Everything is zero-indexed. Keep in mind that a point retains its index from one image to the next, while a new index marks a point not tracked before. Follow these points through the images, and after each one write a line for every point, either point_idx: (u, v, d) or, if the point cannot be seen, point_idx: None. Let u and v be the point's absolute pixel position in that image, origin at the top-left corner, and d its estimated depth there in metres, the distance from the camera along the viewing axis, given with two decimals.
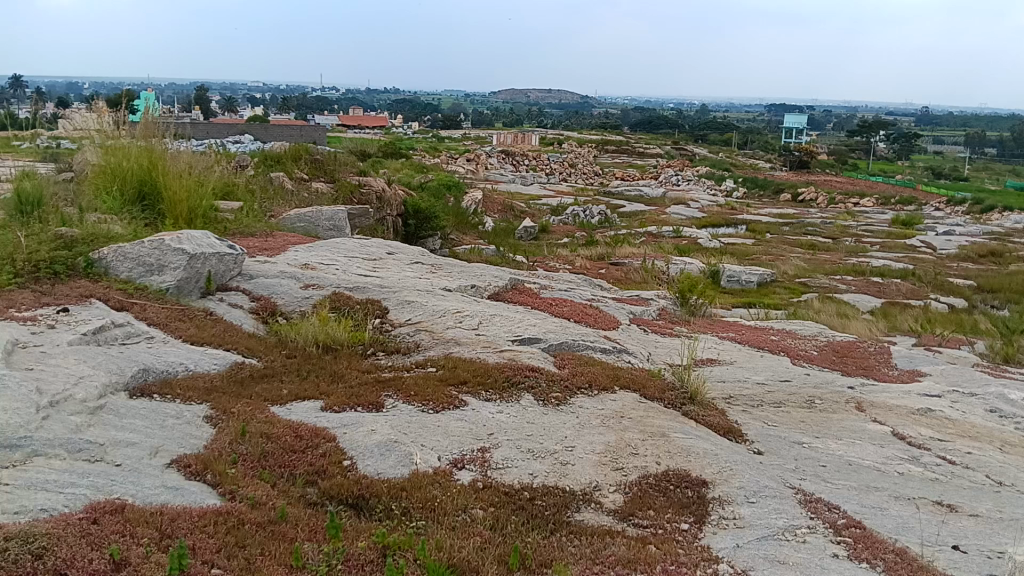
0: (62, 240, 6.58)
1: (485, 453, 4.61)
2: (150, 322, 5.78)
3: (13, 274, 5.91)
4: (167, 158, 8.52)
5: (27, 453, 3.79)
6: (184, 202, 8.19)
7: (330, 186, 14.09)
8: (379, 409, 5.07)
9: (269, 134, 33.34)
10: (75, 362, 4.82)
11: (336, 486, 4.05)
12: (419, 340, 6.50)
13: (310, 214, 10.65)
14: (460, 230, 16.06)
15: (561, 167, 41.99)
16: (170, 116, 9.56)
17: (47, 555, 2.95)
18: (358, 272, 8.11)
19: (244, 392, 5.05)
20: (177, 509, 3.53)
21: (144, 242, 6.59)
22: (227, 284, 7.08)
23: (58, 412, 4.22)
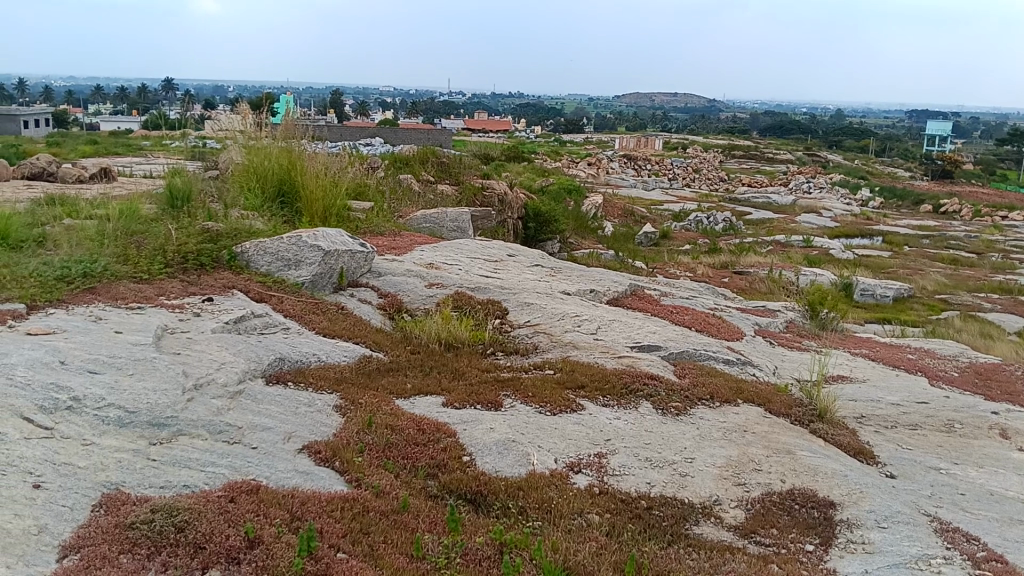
0: (208, 234, 7.02)
1: (602, 458, 4.60)
2: (285, 314, 6.09)
3: (165, 265, 6.36)
4: (305, 158, 8.95)
5: (173, 432, 4.08)
6: (319, 201, 8.57)
7: (454, 188, 14.41)
8: (498, 408, 5.14)
9: (397, 138, 34.40)
10: (218, 349, 5.14)
11: (455, 481, 4.14)
12: (538, 343, 6.55)
13: (435, 215, 10.92)
14: (581, 235, 16.04)
15: (683, 172, 41.29)
16: (307, 118, 10.04)
17: (188, 528, 3.17)
18: (480, 273, 8.26)
19: (371, 384, 5.24)
20: (307, 493, 3.70)
21: (282, 237, 6.90)
22: (357, 280, 7.35)
23: (202, 394, 4.51)
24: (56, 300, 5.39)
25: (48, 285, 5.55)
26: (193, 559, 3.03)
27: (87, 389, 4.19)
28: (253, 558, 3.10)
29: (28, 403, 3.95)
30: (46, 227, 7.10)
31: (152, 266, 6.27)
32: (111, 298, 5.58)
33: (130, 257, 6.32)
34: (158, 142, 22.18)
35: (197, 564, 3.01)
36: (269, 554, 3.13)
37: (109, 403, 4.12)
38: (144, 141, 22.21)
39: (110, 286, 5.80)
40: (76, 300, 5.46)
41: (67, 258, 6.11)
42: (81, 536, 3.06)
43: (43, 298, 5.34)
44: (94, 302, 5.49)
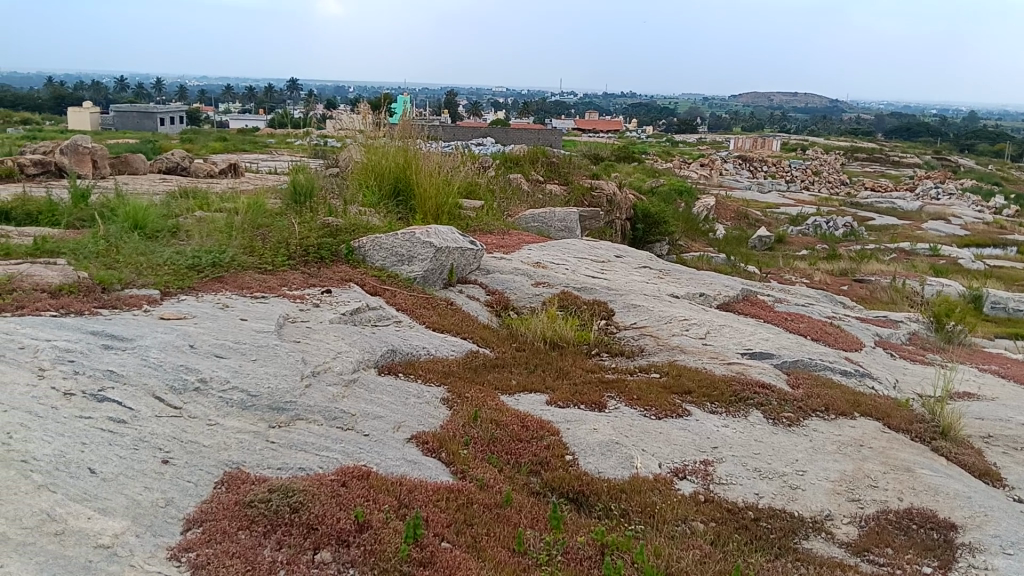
0: (327, 229, 7.32)
1: (708, 466, 4.53)
2: (398, 307, 6.28)
3: (287, 257, 6.67)
4: (420, 156, 9.19)
5: (291, 416, 4.29)
6: (432, 199, 8.79)
7: (563, 188, 14.46)
8: (602, 409, 5.14)
9: (508, 138, 34.72)
10: (334, 338, 5.36)
11: (558, 479, 4.16)
12: (644, 345, 6.50)
13: (543, 214, 11.00)
14: (690, 238, 15.77)
15: (800, 175, 39.88)
16: (423, 118, 10.30)
17: (302, 509, 3.33)
18: (587, 273, 8.26)
19: (477, 379, 5.34)
20: (415, 481, 3.82)
21: (397, 233, 7.11)
22: (466, 277, 7.51)
23: (319, 381, 4.72)
24: (188, 287, 5.75)
25: (181, 273, 5.93)
26: (306, 539, 3.18)
27: (213, 371, 4.46)
28: (362, 541, 3.22)
29: (160, 383, 4.24)
30: (180, 218, 7.58)
31: (275, 258, 6.60)
32: (237, 286, 5.91)
33: (255, 249, 6.67)
34: (283, 139, 23.20)
35: (309, 544, 3.16)
36: (377, 539, 3.25)
37: (232, 386, 4.37)
38: (269, 140, 23.33)
39: (237, 275, 6.14)
40: (206, 289, 5.80)
41: (199, 248, 6.51)
42: (205, 510, 3.28)
43: (176, 285, 5.71)
44: (221, 290, 5.82)
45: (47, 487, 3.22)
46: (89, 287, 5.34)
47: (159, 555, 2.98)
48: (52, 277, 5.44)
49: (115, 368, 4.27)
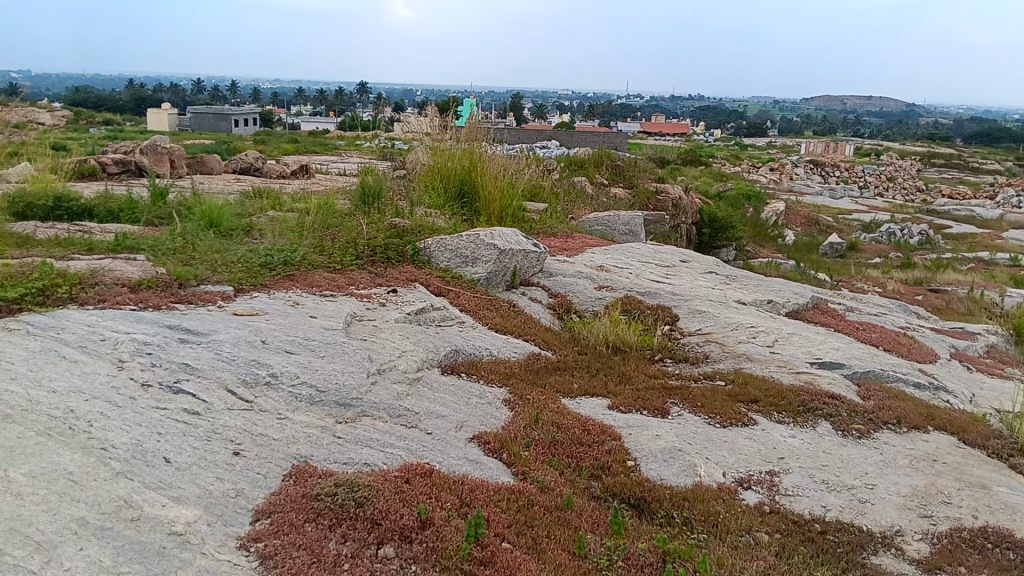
0: (394, 230, 7.45)
1: (774, 476, 4.45)
2: (461, 308, 6.35)
3: (355, 256, 6.81)
4: (485, 159, 9.27)
5: (357, 412, 4.38)
6: (497, 201, 8.89)
7: (628, 192, 14.37)
8: (665, 415, 5.11)
9: (573, 141, 34.68)
10: (400, 337, 5.44)
11: (619, 484, 4.14)
12: (709, 352, 6.42)
13: (607, 217, 10.96)
14: (757, 243, 15.49)
15: (873, 180, 38.77)
16: (489, 120, 10.38)
17: (367, 504, 3.39)
18: (651, 278, 8.20)
19: (539, 381, 5.36)
20: (476, 481, 3.85)
21: (461, 235, 7.18)
22: (529, 279, 7.54)
23: (384, 379, 4.81)
24: (260, 285, 5.91)
25: (254, 270, 6.11)
26: (370, 534, 3.25)
27: (283, 367, 4.58)
28: (424, 538, 3.27)
29: (232, 377, 4.38)
30: (253, 217, 7.80)
31: (344, 257, 6.74)
32: (306, 285, 6.06)
33: (324, 248, 6.82)
34: (352, 141, 23.67)
35: (373, 538, 3.22)
36: (439, 537, 3.29)
37: (301, 381, 4.49)
38: (338, 144, 23.81)
39: (307, 274, 6.29)
40: (277, 286, 5.96)
41: (271, 246, 6.69)
42: (273, 502, 3.37)
43: (249, 282, 5.88)
44: (292, 288, 5.97)
45: (125, 474, 3.36)
46: (167, 282, 5.54)
47: (229, 544, 3.08)
48: (133, 272, 5.67)
49: (190, 361, 4.42)
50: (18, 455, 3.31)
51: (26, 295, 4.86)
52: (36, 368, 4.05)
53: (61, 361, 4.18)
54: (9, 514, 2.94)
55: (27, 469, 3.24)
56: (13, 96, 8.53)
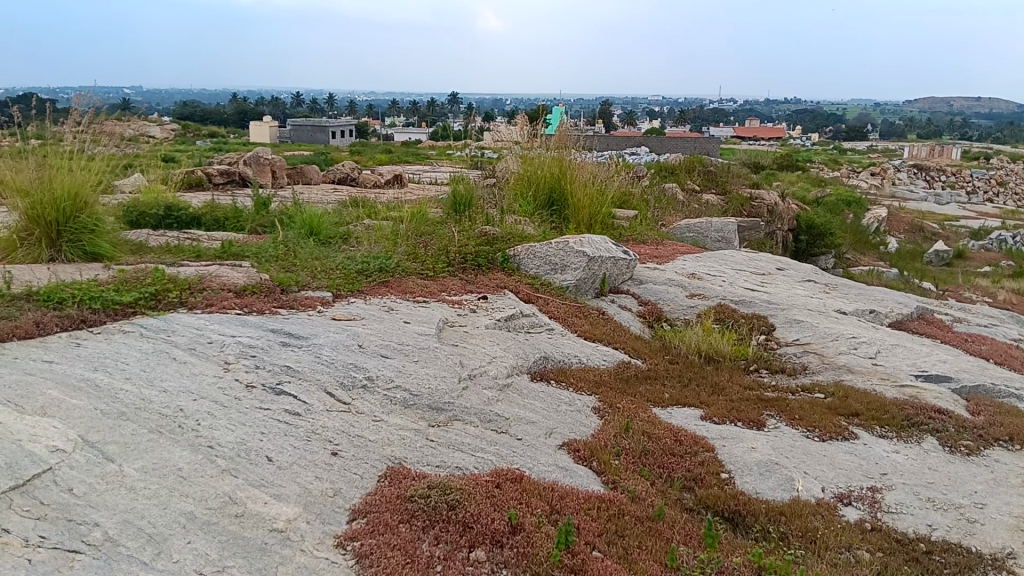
0: (485, 237, 7.53)
1: (876, 493, 4.28)
2: (550, 315, 6.36)
3: (446, 263, 6.92)
4: (575, 166, 9.28)
5: (449, 416, 4.45)
6: (587, 208, 8.87)
7: (721, 199, 14.11)
8: (761, 427, 4.98)
9: (664, 147, 34.36)
10: (490, 343, 5.50)
11: (712, 496, 4.06)
12: (807, 363, 6.23)
13: (699, 224, 10.79)
14: (858, 251, 14.93)
15: (983, 184, 36.83)
16: (579, 128, 10.39)
17: (459, 507, 3.44)
18: (745, 286, 8.03)
19: (630, 390, 5.31)
20: (567, 489, 3.85)
21: (551, 242, 7.20)
22: (619, 287, 7.50)
23: (475, 384, 4.87)
24: (357, 291, 6.08)
25: (351, 277, 6.29)
26: (462, 537, 3.29)
27: (379, 370, 4.70)
28: (515, 543, 3.28)
29: (331, 379, 4.52)
30: (350, 226, 8.03)
31: (436, 264, 6.86)
32: (400, 291, 6.19)
33: (417, 255, 6.96)
34: (444, 151, 24.11)
35: (465, 541, 3.26)
36: (530, 542, 3.30)
37: (396, 385, 4.59)
38: (431, 154, 24.32)
39: (401, 280, 6.44)
40: (372, 292, 6.12)
41: (367, 254, 6.88)
42: (370, 502, 3.46)
43: (346, 288, 6.06)
44: (386, 294, 6.12)
45: (229, 472, 3.51)
46: (270, 288, 5.77)
47: (327, 542, 3.18)
48: (238, 278, 5.94)
49: (291, 364, 4.59)
50: (133, 450, 3.51)
51: (140, 300, 5.15)
52: (149, 369, 4.28)
53: (172, 362, 4.41)
54: (124, 507, 3.11)
55: (140, 464, 3.42)
56: (129, 113, 9.07)
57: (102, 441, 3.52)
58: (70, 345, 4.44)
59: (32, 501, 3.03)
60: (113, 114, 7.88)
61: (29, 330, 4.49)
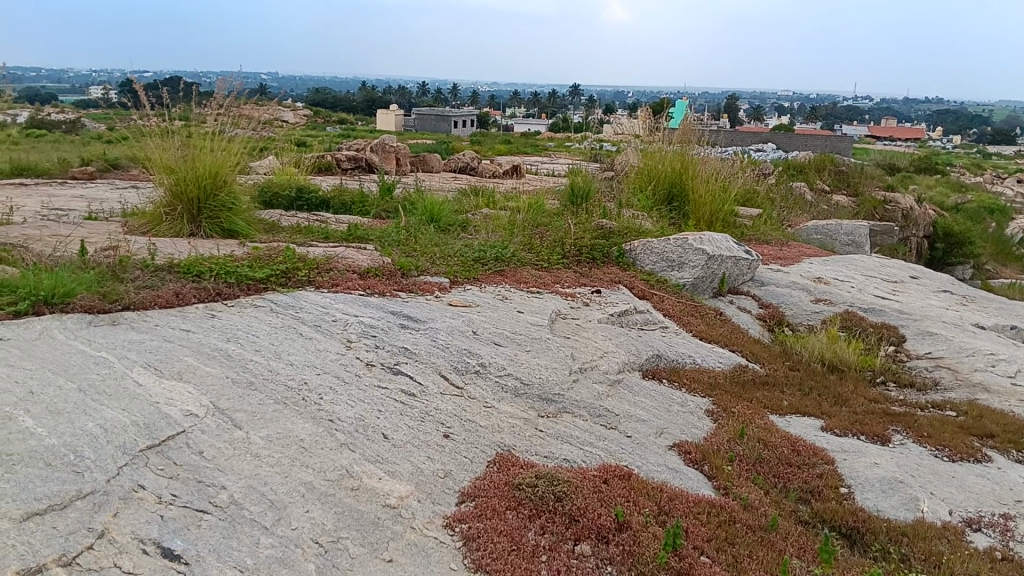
0: (602, 231, 7.48)
1: (1010, 520, 3.98)
2: (665, 313, 6.26)
3: (562, 255, 6.92)
4: (698, 162, 9.08)
5: (559, 408, 4.45)
6: (708, 205, 8.65)
7: (851, 200, 13.50)
8: (885, 443, 4.75)
9: (792, 144, 33.25)
10: (603, 337, 5.46)
11: (829, 511, 3.89)
12: (939, 379, 5.87)
13: (827, 226, 10.35)
14: (999, 263, 13.96)
15: None
16: (703, 122, 10.15)
17: (566, 500, 3.43)
18: (874, 293, 7.65)
19: (746, 395, 5.16)
20: (676, 490, 3.77)
21: (669, 238, 7.08)
22: (738, 288, 7.30)
23: (586, 377, 4.85)
24: (472, 278, 6.17)
25: (467, 264, 6.39)
26: (568, 529, 3.28)
27: (492, 357, 4.76)
28: (621, 540, 3.25)
29: (445, 363, 4.61)
30: (468, 214, 8.15)
31: (551, 256, 6.87)
32: (514, 281, 6.24)
33: (533, 246, 7.00)
34: (564, 143, 24.15)
35: (571, 534, 3.25)
36: (636, 541, 3.26)
37: (508, 373, 4.63)
38: (550, 145, 24.39)
39: (516, 270, 6.48)
40: (487, 280, 6.19)
41: (484, 242, 6.97)
42: (478, 486, 3.51)
43: (463, 275, 6.16)
44: (501, 283, 6.17)
45: (347, 446, 3.64)
46: (392, 271, 5.94)
47: (436, 522, 3.24)
48: (362, 260, 6.14)
49: (409, 346, 4.70)
50: (259, 419, 3.69)
51: (271, 277, 5.40)
52: (277, 342, 4.49)
53: (298, 337, 4.60)
54: (249, 472, 3.28)
55: (266, 433, 3.59)
56: (267, 98, 9.52)
57: (231, 408, 3.72)
58: (206, 315, 4.71)
59: (166, 460, 3.24)
60: (252, 99, 8.29)
61: (170, 300, 4.80)
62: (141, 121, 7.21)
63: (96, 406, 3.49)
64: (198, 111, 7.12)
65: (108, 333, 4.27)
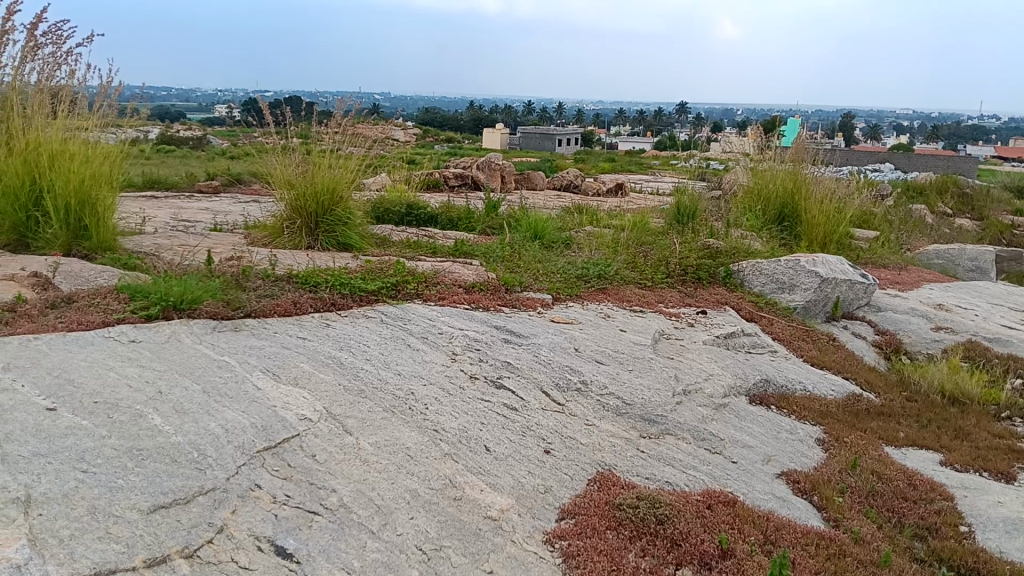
0: (708, 250, 7.37)
1: None
2: (775, 336, 6.10)
3: (667, 274, 6.86)
4: (811, 182, 8.82)
5: (661, 430, 4.40)
6: (821, 226, 8.41)
7: (976, 224, 12.82)
8: (1011, 481, 4.48)
9: (911, 164, 31.90)
10: (708, 360, 5.37)
11: (948, 549, 3.68)
12: None
13: (949, 251, 9.84)
14: None
15: None
16: (817, 140, 9.86)
17: (668, 523, 3.39)
18: (1001, 323, 7.21)
19: (859, 425, 4.96)
20: (783, 520, 3.66)
21: (780, 260, 6.91)
22: (853, 313, 7.04)
23: (690, 400, 4.77)
24: (575, 295, 6.19)
25: (570, 281, 6.42)
26: (669, 553, 3.24)
27: (594, 375, 4.76)
28: (725, 568, 3.18)
29: (547, 379, 4.64)
30: (572, 232, 8.20)
31: (655, 275, 6.82)
32: (618, 299, 6.22)
33: (637, 265, 6.96)
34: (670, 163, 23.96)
35: (672, 559, 3.21)
36: (740, 569, 3.17)
37: (610, 391, 4.62)
38: (655, 164, 24.20)
39: (619, 288, 6.47)
40: (590, 298, 6.21)
41: (588, 260, 6.99)
42: (579, 504, 3.51)
43: (566, 292, 6.19)
44: (604, 300, 6.17)
45: (451, 456, 3.72)
46: (496, 286, 6.04)
47: (537, 537, 3.27)
48: (468, 275, 6.27)
49: (512, 360, 4.77)
50: (368, 426, 3.82)
51: (382, 289, 5.59)
52: (386, 352, 4.64)
53: (406, 348, 4.74)
54: (358, 477, 3.40)
55: (374, 440, 3.71)
56: (380, 116, 9.87)
57: (343, 414, 3.87)
58: (320, 324, 4.92)
59: (281, 462, 3.39)
60: (367, 118, 8.62)
61: (288, 308, 5.04)
62: (264, 139, 7.61)
63: (219, 407, 3.69)
64: (316, 130, 7.47)
65: (230, 339, 4.51)
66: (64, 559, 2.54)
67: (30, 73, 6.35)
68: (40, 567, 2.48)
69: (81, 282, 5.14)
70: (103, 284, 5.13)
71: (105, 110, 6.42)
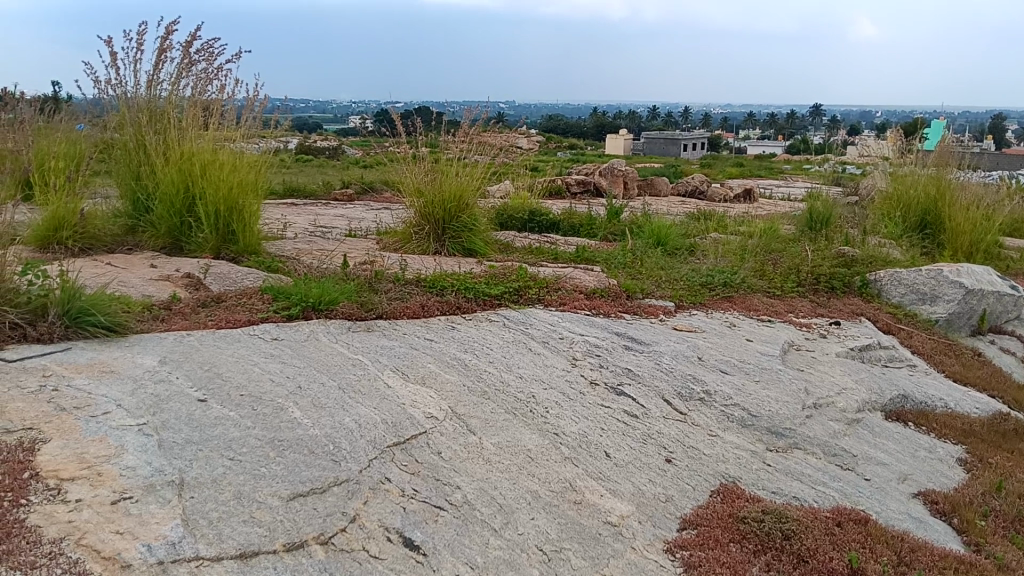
0: (842, 258, 7.11)
1: None
2: (913, 350, 5.82)
3: (797, 283, 6.65)
4: (956, 187, 8.32)
5: (789, 443, 4.30)
6: (967, 234, 7.90)
7: None
8: None
9: None
10: (840, 373, 5.19)
11: None
12: None
13: None
14: None
15: None
16: (964, 144, 9.29)
17: (795, 539, 3.31)
18: None
19: (1007, 446, 4.65)
20: (918, 541, 3.50)
21: (921, 270, 6.63)
22: (1001, 327, 6.64)
23: (820, 414, 4.63)
24: (699, 303, 6.12)
25: (694, 289, 6.35)
26: (796, 569, 3.17)
27: (717, 385, 4.69)
28: None
29: (669, 388, 4.62)
30: (697, 238, 8.09)
31: (785, 283, 6.63)
32: (744, 307, 6.10)
33: (765, 273, 6.79)
34: (801, 168, 23.12)
35: None
36: None
37: (734, 402, 4.55)
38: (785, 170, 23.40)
39: (746, 297, 6.34)
40: (715, 306, 6.12)
41: (713, 267, 6.88)
42: (701, 515, 3.49)
43: (690, 299, 6.14)
44: (730, 309, 6.07)
45: (572, 460, 3.78)
46: (618, 292, 6.05)
47: (657, 546, 3.27)
48: (590, 281, 6.31)
49: (632, 367, 4.78)
50: (491, 426, 3.94)
51: (506, 293, 5.72)
52: (509, 356, 4.76)
53: (529, 352, 4.84)
54: (481, 475, 3.52)
55: (497, 440, 3.83)
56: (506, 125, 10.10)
57: (468, 414, 4.01)
58: (447, 327, 5.10)
59: (409, 457, 3.56)
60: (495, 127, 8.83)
61: (417, 311, 5.25)
62: (396, 149, 7.93)
63: (353, 403, 3.91)
64: (445, 139, 7.71)
65: (364, 339, 4.76)
66: (214, 539, 2.77)
67: (185, 87, 6.91)
68: (192, 545, 2.72)
69: (229, 283, 5.54)
70: (249, 286, 5.51)
71: (251, 122, 6.89)
